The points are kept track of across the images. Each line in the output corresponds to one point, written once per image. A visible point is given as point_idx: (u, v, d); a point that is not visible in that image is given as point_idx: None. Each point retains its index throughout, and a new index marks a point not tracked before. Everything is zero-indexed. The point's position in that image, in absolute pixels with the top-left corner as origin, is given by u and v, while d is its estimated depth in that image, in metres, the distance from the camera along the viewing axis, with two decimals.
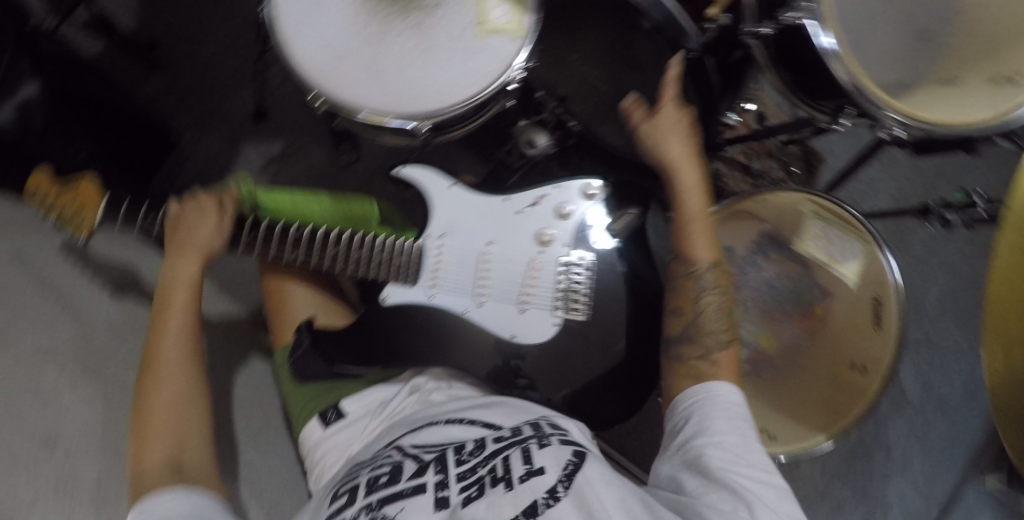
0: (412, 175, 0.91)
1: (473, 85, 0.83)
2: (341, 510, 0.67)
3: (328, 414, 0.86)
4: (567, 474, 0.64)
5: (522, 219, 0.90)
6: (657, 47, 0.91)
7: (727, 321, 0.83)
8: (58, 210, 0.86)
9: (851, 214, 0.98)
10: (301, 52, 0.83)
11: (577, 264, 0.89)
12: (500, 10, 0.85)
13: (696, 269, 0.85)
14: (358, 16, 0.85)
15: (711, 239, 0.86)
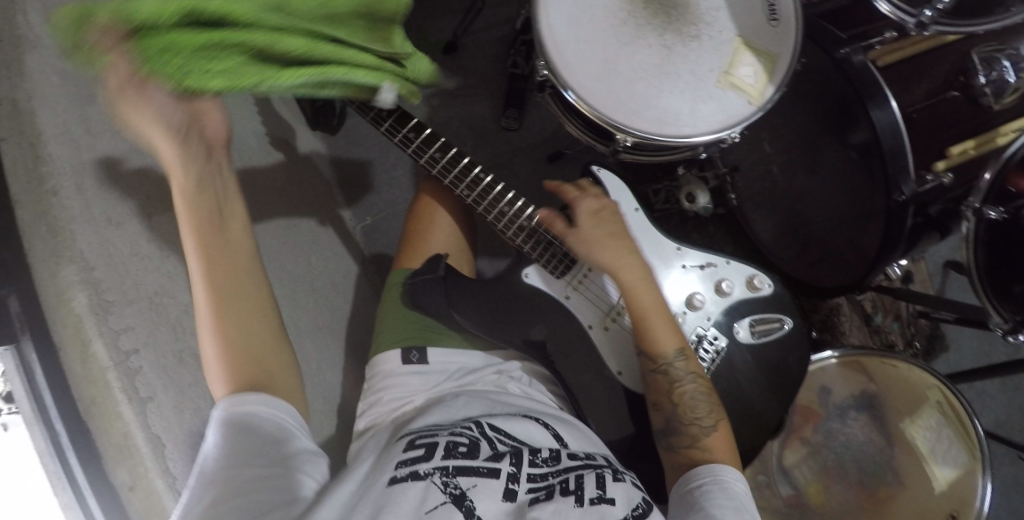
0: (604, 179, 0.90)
1: (692, 126, 0.82)
2: (415, 463, 0.65)
3: (411, 353, 0.85)
4: (636, 514, 0.63)
5: (685, 276, 0.88)
6: (869, 172, 0.87)
7: (708, 405, 0.75)
8: None
9: (974, 428, 0.93)
10: (550, 20, 0.83)
11: (711, 340, 0.86)
12: (750, 69, 0.84)
13: (664, 362, 0.76)
14: (616, 14, 0.85)
15: (672, 328, 0.77)
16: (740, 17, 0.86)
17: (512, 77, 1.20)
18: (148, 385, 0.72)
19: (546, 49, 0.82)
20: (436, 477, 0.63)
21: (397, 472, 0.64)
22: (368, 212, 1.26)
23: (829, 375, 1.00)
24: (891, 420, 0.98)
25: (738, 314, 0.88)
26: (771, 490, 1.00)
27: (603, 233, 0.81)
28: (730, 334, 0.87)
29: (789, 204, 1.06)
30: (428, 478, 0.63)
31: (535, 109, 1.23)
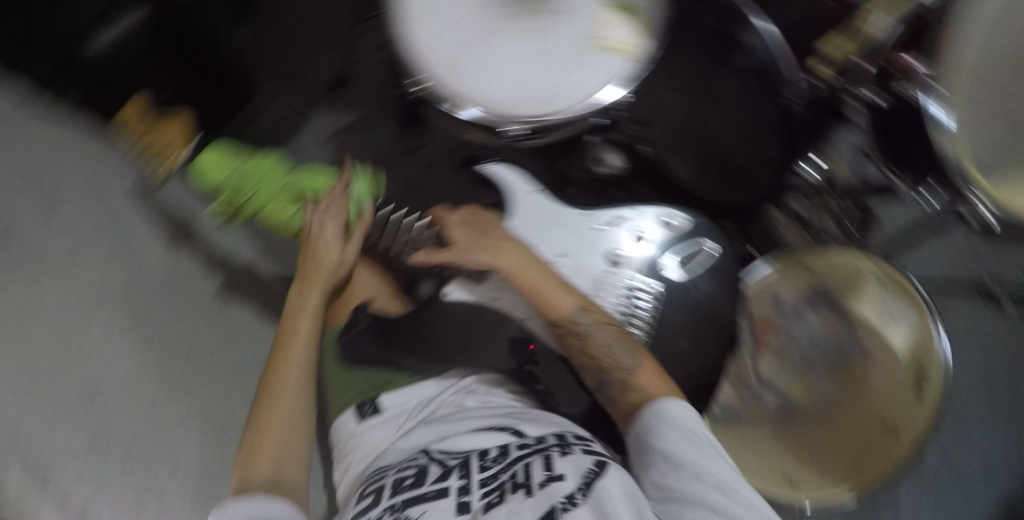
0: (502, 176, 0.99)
1: (576, 100, 0.78)
2: (368, 510, 0.67)
3: (365, 407, 0.86)
4: (587, 482, 0.62)
5: (600, 237, 0.93)
6: None
7: (624, 347, 0.74)
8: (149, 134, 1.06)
9: (911, 284, 0.97)
10: (412, 32, 0.80)
11: (643, 290, 0.91)
12: (618, 27, 0.80)
13: (570, 322, 0.75)
14: (475, 3, 0.80)
15: (561, 287, 0.77)
16: None
17: None
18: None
19: (416, 64, 0.79)
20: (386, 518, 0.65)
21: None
22: None
23: (768, 283, 1.05)
24: (838, 303, 1.01)
25: (660, 256, 0.93)
26: (759, 402, 1.06)
27: (478, 232, 0.84)
28: (660, 276, 0.93)
29: (695, 138, 1.07)
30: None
31: None
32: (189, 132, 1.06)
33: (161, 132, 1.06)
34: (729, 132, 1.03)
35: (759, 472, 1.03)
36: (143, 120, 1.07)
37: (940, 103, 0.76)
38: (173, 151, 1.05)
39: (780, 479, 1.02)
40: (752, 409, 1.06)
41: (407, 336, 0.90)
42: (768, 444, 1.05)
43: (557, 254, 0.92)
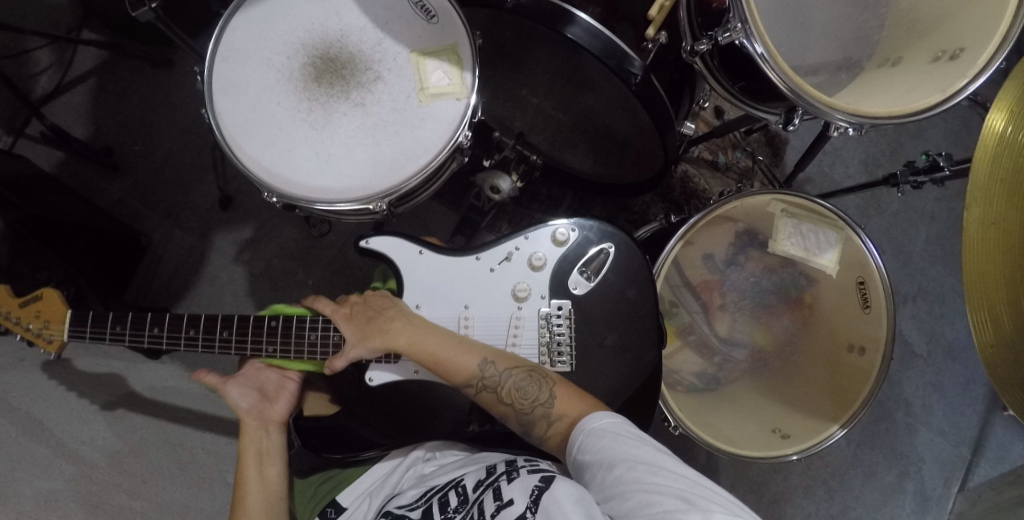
0: (379, 247, 0.90)
1: (425, 154, 0.79)
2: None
3: (326, 510, 0.87)
4: (534, 499, 0.65)
5: (498, 277, 0.90)
6: (606, 76, 0.89)
7: (535, 384, 0.76)
8: (23, 325, 0.95)
9: (821, 207, 0.98)
10: (248, 151, 0.79)
11: (557, 314, 0.89)
12: (440, 72, 0.80)
13: (477, 380, 0.78)
14: (301, 105, 0.81)
15: (462, 349, 0.79)
16: (400, 33, 0.82)
17: None
18: None
19: (263, 181, 0.78)
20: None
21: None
22: None
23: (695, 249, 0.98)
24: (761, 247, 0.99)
25: (566, 273, 0.91)
26: (731, 363, 0.99)
27: (367, 320, 0.82)
28: (569, 296, 0.90)
29: (578, 128, 1.07)
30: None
31: None
32: (62, 311, 0.95)
33: (34, 317, 0.95)
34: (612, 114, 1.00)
35: (750, 435, 0.98)
36: (4, 306, 0.93)
37: (750, 39, 0.76)
38: (52, 334, 0.96)
39: (769, 435, 0.98)
40: (725, 372, 0.99)
41: (351, 441, 0.89)
42: (749, 400, 1.00)
43: (461, 310, 0.89)
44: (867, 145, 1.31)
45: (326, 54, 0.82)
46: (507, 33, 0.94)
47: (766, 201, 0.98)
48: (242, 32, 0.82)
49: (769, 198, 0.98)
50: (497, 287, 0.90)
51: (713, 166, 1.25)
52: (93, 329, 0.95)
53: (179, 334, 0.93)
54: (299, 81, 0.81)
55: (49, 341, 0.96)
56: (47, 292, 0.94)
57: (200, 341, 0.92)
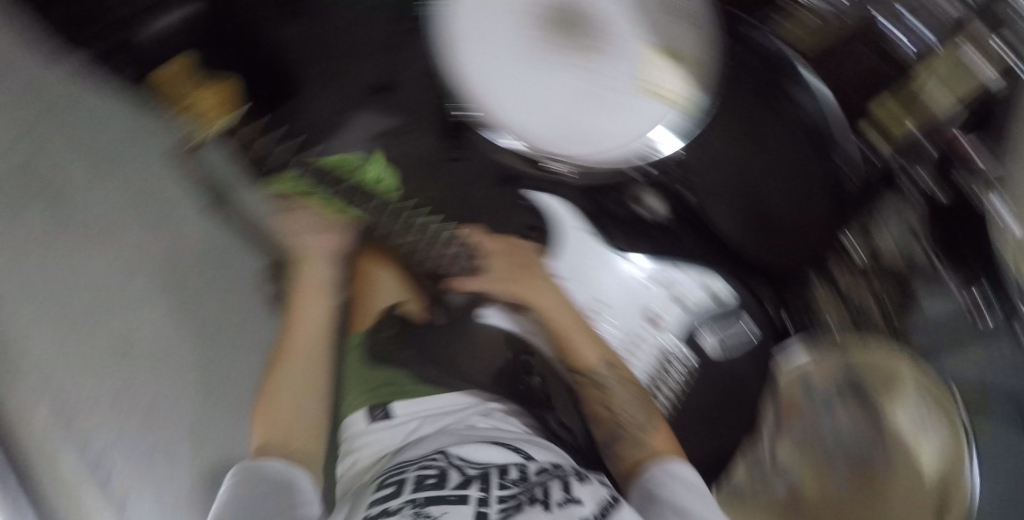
0: (549, 206, 1.00)
1: (614, 143, 0.81)
2: (386, 499, 0.65)
3: (376, 411, 0.82)
4: (604, 511, 0.62)
5: (642, 294, 0.98)
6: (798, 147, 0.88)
7: (639, 403, 0.80)
8: (185, 96, 0.93)
9: (958, 400, 0.81)
10: (461, 65, 0.83)
11: (675, 355, 0.96)
12: (667, 73, 0.80)
13: (592, 374, 0.82)
14: (528, 40, 0.80)
15: (591, 341, 0.84)
16: (651, 18, 0.79)
17: None
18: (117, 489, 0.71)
19: None
20: (408, 509, 0.62)
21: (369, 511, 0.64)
22: None
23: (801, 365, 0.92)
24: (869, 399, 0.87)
25: (698, 324, 0.98)
26: (767, 494, 0.88)
27: (517, 269, 0.94)
28: (691, 345, 0.97)
29: (733, 187, 0.91)
30: (400, 512, 0.62)
31: None
32: (237, 103, 0.96)
33: (200, 95, 0.93)
34: (778, 188, 0.90)
35: None
36: (179, 65, 0.92)
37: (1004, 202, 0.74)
38: (206, 121, 0.95)
39: None
40: (759, 498, 0.87)
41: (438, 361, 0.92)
42: None
43: (597, 306, 0.98)
44: None
45: (570, 3, 0.80)
46: (748, 72, 0.89)
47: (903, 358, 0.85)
48: None
49: (911, 354, 0.85)
50: (636, 303, 0.98)
51: None
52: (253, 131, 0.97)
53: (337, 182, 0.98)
54: (537, 15, 0.80)
55: (206, 122, 0.95)
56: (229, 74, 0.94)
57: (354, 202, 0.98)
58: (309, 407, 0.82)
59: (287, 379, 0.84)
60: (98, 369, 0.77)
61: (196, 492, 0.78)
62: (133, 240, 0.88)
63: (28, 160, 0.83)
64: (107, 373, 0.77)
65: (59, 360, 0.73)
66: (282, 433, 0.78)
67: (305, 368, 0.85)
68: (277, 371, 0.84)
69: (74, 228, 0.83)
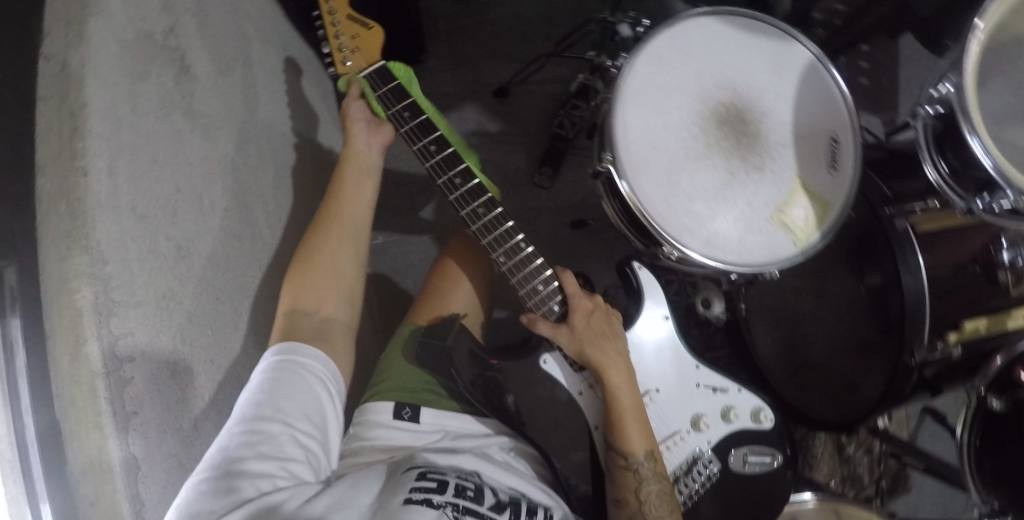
0: (644, 277, 0.94)
1: (736, 255, 0.81)
2: (428, 492, 0.74)
3: (404, 410, 0.92)
4: None
5: (695, 394, 0.91)
6: (883, 322, 0.93)
7: (670, 504, 0.81)
8: (335, 30, 0.93)
9: None
10: (628, 115, 0.82)
11: (705, 464, 0.90)
12: (803, 212, 0.83)
13: (633, 460, 0.81)
14: (691, 126, 0.84)
15: (646, 431, 0.82)
16: (803, 155, 0.85)
17: (554, 136, 1.14)
18: (137, 399, 0.68)
19: (616, 146, 0.81)
20: (448, 510, 0.72)
21: (411, 495, 0.73)
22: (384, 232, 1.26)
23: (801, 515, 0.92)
24: None
25: (736, 443, 0.91)
26: None
27: (597, 335, 0.85)
28: (722, 460, 0.90)
29: (783, 319, 1.11)
30: (441, 509, 0.72)
31: (569, 169, 1.17)
32: (377, 55, 0.95)
33: (350, 36, 0.93)
34: (829, 336, 1.05)
35: None
36: (339, 11, 0.94)
37: None
38: (350, 59, 0.94)
39: None
40: None
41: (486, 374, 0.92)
42: None
43: (650, 389, 0.90)
44: None
45: (743, 111, 0.85)
46: (859, 233, 0.97)
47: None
48: (702, 34, 0.86)
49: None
50: (688, 400, 0.92)
51: (837, 450, 1.14)
52: (387, 92, 0.94)
53: (444, 172, 0.92)
54: (706, 110, 0.85)
55: (343, 62, 0.93)
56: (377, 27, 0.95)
57: (454, 194, 0.92)
58: (345, 268, 0.88)
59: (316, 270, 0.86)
60: (149, 266, 0.71)
61: (204, 420, 0.76)
62: (225, 145, 0.85)
63: (165, 27, 0.78)
64: (157, 272, 0.72)
65: (129, 241, 0.69)
66: (314, 320, 0.84)
67: (350, 245, 0.89)
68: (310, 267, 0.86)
69: (179, 112, 0.78)
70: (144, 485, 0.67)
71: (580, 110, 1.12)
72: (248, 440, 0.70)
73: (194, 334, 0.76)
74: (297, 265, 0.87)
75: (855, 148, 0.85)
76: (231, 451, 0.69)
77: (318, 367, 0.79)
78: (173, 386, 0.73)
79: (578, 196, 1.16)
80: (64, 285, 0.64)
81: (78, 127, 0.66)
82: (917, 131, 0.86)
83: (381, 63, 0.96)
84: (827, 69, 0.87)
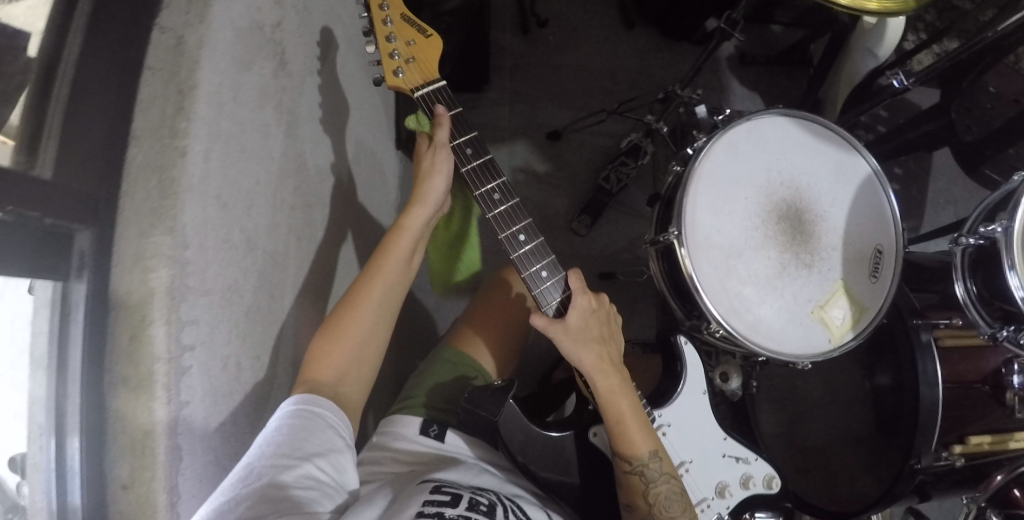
0: (685, 352, 0.97)
1: (778, 341, 0.84)
2: (441, 505, 0.72)
3: (431, 428, 0.90)
4: None
5: (721, 463, 0.93)
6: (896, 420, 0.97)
7: (681, 504, 0.79)
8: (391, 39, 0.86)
9: None
10: (697, 193, 0.86)
11: None
12: (843, 311, 0.87)
13: (639, 463, 0.78)
14: (754, 213, 0.88)
15: (649, 429, 0.80)
16: (849, 259, 0.89)
17: (598, 188, 1.18)
18: (190, 390, 0.66)
19: (683, 220, 0.84)
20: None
21: (424, 508, 0.71)
22: None
23: None
24: None
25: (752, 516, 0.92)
26: None
27: (591, 333, 0.82)
28: None
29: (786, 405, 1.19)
30: None
31: (608, 222, 1.21)
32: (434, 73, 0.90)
33: (406, 46, 0.87)
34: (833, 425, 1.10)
35: None
36: (395, 18, 0.87)
37: None
38: (404, 73, 0.87)
39: None
40: None
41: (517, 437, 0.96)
42: None
43: (685, 459, 0.92)
44: None
45: (802, 210, 0.90)
46: (883, 336, 1.02)
47: None
48: (776, 131, 0.92)
49: None
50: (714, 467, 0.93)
51: None
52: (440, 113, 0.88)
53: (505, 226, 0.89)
54: (767, 202, 0.89)
55: (396, 74, 0.86)
56: (435, 42, 0.90)
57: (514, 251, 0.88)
58: (414, 227, 0.87)
59: (354, 335, 0.83)
60: (220, 258, 0.70)
61: (241, 415, 0.75)
62: (299, 141, 0.86)
63: (273, 20, 0.79)
64: (228, 263, 0.71)
65: (208, 227, 0.67)
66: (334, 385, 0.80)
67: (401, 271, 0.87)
68: (348, 327, 0.82)
69: (270, 105, 0.79)
70: (182, 478, 0.65)
71: (628, 167, 1.16)
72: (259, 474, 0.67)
73: (246, 329, 0.75)
74: (329, 327, 0.83)
75: (896, 259, 0.90)
76: (253, 481, 0.66)
77: (330, 415, 0.76)
78: (222, 380, 0.71)
79: (612, 248, 1.20)
80: (140, 261, 0.62)
81: (184, 105, 0.64)
82: (953, 250, 0.92)
83: (433, 82, 0.90)
84: (884, 187, 0.92)
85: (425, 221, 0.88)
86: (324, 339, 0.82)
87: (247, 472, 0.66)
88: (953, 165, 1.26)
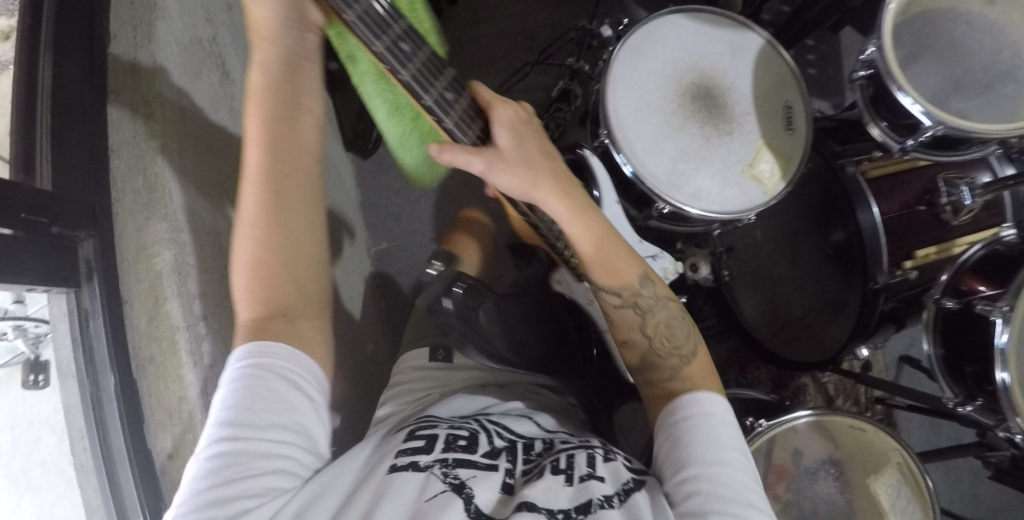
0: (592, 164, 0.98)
1: (717, 204, 0.94)
2: (414, 452, 0.76)
3: (437, 353, 1.04)
4: (625, 490, 0.74)
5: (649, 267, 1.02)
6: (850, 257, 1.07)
7: (680, 330, 0.87)
8: None
9: (929, 488, 0.96)
10: (616, 96, 0.97)
11: None
12: (768, 165, 0.97)
13: (632, 291, 0.87)
14: (671, 102, 0.98)
15: (624, 255, 0.87)
16: (763, 121, 0.99)
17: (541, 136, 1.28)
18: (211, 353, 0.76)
19: (609, 121, 0.95)
20: (436, 468, 0.73)
21: (395, 460, 0.75)
22: (385, 237, 1.38)
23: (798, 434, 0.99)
24: (851, 474, 0.99)
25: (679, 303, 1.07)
26: None
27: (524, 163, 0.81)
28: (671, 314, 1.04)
29: (766, 285, 1.22)
30: (428, 469, 0.73)
31: None
32: None
33: None
34: (806, 290, 1.18)
35: None
36: None
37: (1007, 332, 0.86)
38: None
39: None
40: None
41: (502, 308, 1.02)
42: None
43: None
44: (953, 491, 1.27)
45: (711, 87, 1.00)
46: (825, 195, 1.11)
47: (875, 432, 1.00)
48: (673, 29, 1.02)
49: (878, 427, 1.00)
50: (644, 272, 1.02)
51: (829, 402, 1.28)
52: None
53: (372, 36, 0.69)
54: (681, 90, 0.99)
55: None
56: None
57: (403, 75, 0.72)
58: (264, 80, 0.73)
59: (271, 246, 0.75)
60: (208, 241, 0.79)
61: None
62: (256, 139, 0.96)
63: (209, 36, 0.89)
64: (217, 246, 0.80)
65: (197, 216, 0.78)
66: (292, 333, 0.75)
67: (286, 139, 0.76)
68: (264, 238, 0.75)
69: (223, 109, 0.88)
70: None
71: (562, 111, 1.27)
72: (210, 471, 0.66)
73: None
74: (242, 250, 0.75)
75: (804, 113, 1.00)
76: (205, 481, 0.65)
77: (284, 365, 0.72)
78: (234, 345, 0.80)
79: None
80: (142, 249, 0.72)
81: (149, 114, 0.75)
82: (857, 100, 1.02)
83: None
84: (781, 52, 1.03)
85: (281, 63, 0.73)
86: (241, 265, 0.75)
87: (201, 468, 0.66)
88: (860, 39, 1.36)
